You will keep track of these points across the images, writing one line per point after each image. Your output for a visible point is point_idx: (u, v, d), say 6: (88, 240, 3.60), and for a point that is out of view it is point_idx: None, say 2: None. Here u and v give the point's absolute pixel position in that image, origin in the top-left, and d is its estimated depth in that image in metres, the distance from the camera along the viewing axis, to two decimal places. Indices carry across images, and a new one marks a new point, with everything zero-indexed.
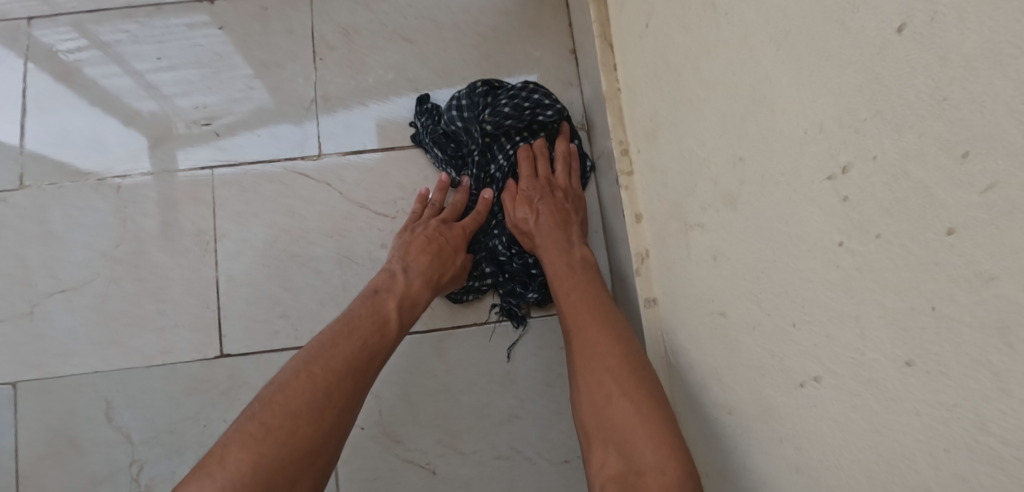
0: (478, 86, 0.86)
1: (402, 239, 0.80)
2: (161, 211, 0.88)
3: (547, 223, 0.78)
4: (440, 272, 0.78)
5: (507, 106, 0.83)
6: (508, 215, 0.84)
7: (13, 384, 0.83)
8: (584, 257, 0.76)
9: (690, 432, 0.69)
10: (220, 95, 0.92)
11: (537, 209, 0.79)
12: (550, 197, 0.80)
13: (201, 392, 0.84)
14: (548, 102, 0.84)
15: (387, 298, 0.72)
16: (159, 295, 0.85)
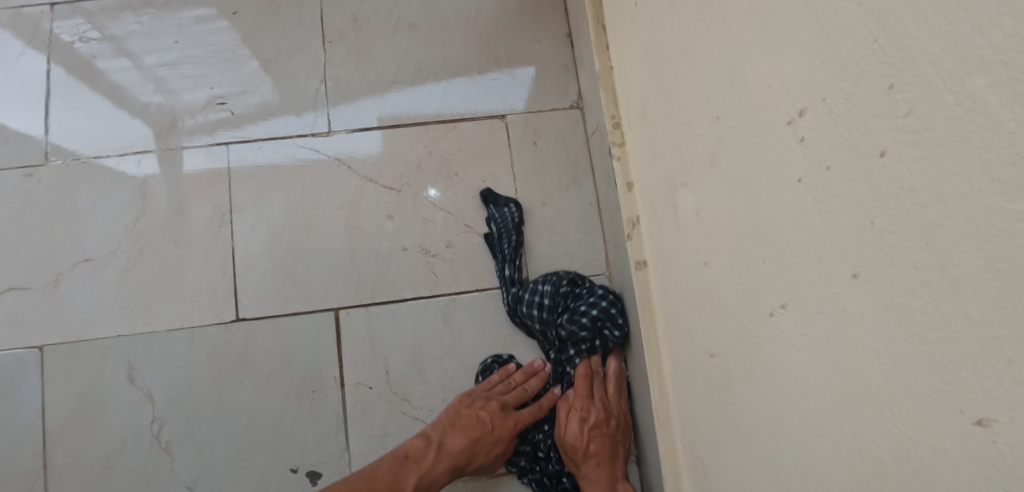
0: (563, 283, 0.87)
1: (453, 408, 0.83)
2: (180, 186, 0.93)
3: (598, 451, 0.79)
4: (469, 457, 0.80)
5: (586, 314, 0.83)
6: (560, 429, 0.83)
7: (40, 348, 0.88)
8: None
9: (680, 382, 0.75)
10: (236, 78, 0.98)
11: (587, 433, 0.80)
12: (604, 426, 0.81)
13: (219, 356, 0.89)
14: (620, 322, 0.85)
15: (411, 469, 0.76)
16: (179, 264, 0.90)
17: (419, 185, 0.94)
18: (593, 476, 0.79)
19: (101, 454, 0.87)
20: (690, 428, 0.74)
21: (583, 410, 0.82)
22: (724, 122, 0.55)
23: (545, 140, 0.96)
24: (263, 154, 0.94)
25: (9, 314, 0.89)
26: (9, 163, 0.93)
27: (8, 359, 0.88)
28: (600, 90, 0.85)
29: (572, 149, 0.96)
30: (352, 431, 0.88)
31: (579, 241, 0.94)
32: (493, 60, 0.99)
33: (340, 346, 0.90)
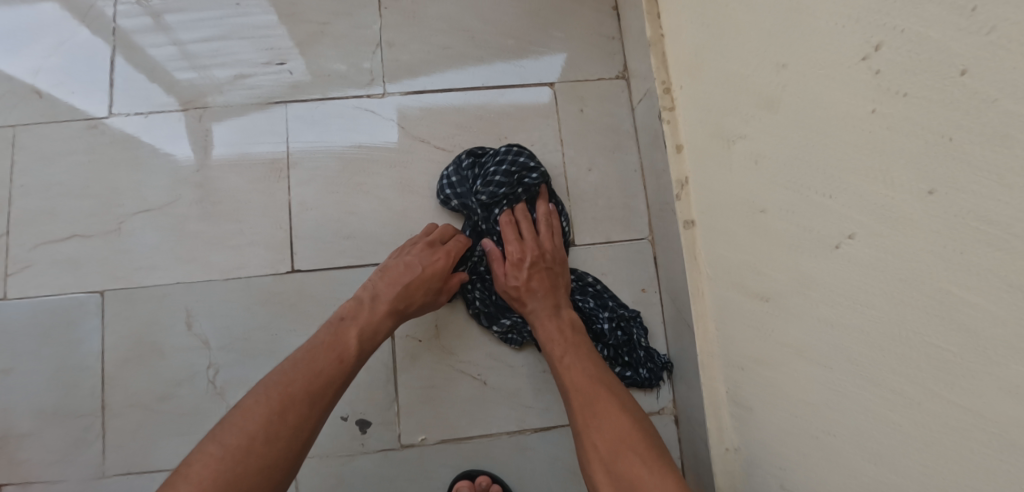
0: (464, 159, 0.91)
1: (380, 269, 0.83)
2: (219, 136, 0.96)
3: (540, 287, 0.85)
4: (407, 302, 0.81)
5: (496, 173, 0.87)
6: (502, 282, 0.87)
7: (102, 293, 0.92)
8: (571, 320, 0.83)
9: (726, 334, 0.78)
10: (294, 39, 0.99)
11: (527, 275, 0.85)
12: (542, 262, 0.86)
13: (273, 305, 0.91)
14: (533, 165, 0.89)
15: (350, 326, 0.75)
16: (236, 215, 0.93)
17: (469, 145, 0.96)
18: (540, 311, 0.84)
19: (158, 395, 0.90)
20: (735, 376, 0.77)
21: (515, 253, 0.86)
22: (791, 68, 0.59)
23: (591, 109, 0.99)
24: (320, 112, 0.96)
25: (72, 259, 0.92)
26: (74, 115, 0.96)
27: (71, 303, 0.92)
28: (651, 56, 0.88)
29: (617, 117, 0.99)
30: (400, 380, 0.91)
31: (622, 204, 0.97)
32: (543, 27, 1.01)
33: None
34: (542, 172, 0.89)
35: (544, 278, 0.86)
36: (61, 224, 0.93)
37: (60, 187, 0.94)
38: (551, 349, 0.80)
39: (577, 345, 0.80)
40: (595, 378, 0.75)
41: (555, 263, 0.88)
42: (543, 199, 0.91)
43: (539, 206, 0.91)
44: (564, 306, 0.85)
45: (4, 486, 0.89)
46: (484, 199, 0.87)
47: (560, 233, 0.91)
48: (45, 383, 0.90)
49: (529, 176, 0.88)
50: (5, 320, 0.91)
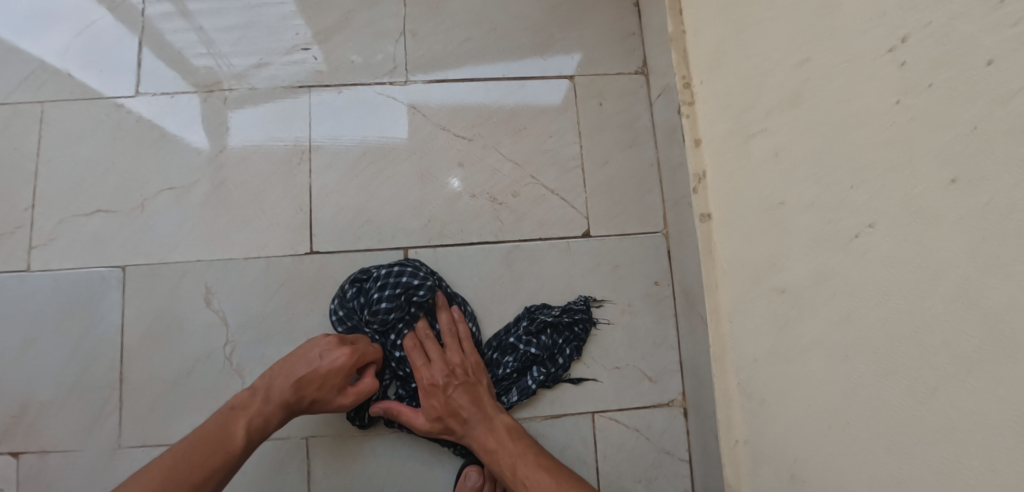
0: (346, 291, 0.88)
1: (269, 369, 0.81)
2: (240, 118, 0.97)
3: (464, 402, 0.83)
4: (299, 397, 0.78)
5: (382, 303, 0.84)
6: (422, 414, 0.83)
7: (123, 268, 0.93)
8: (507, 424, 0.82)
9: (740, 326, 0.79)
10: (319, 25, 1.01)
11: (445, 396, 0.82)
12: (453, 379, 0.84)
13: (291, 286, 0.93)
14: (417, 282, 0.86)
15: (239, 414, 0.75)
16: (258, 196, 0.95)
17: (489, 136, 0.98)
18: (474, 425, 0.82)
19: (175, 371, 0.92)
20: (748, 369, 0.78)
21: (434, 376, 0.84)
22: (814, 62, 0.60)
23: (609, 102, 1.00)
24: (343, 97, 0.98)
25: (95, 234, 0.94)
26: (101, 95, 0.98)
27: (93, 276, 0.93)
28: (672, 52, 0.89)
29: (635, 112, 1.00)
30: None
31: (638, 198, 0.98)
32: (564, 22, 1.02)
33: None
34: (423, 284, 0.86)
35: (466, 393, 0.83)
36: (86, 199, 0.95)
37: (85, 164, 0.96)
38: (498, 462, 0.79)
39: (523, 452, 0.79)
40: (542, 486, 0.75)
41: (470, 375, 0.86)
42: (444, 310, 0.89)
43: (442, 314, 0.88)
44: (496, 411, 0.84)
45: (23, 454, 0.91)
46: (376, 326, 0.85)
47: (468, 336, 0.89)
48: (66, 354, 0.92)
49: (416, 295, 0.86)
50: (29, 291, 0.93)
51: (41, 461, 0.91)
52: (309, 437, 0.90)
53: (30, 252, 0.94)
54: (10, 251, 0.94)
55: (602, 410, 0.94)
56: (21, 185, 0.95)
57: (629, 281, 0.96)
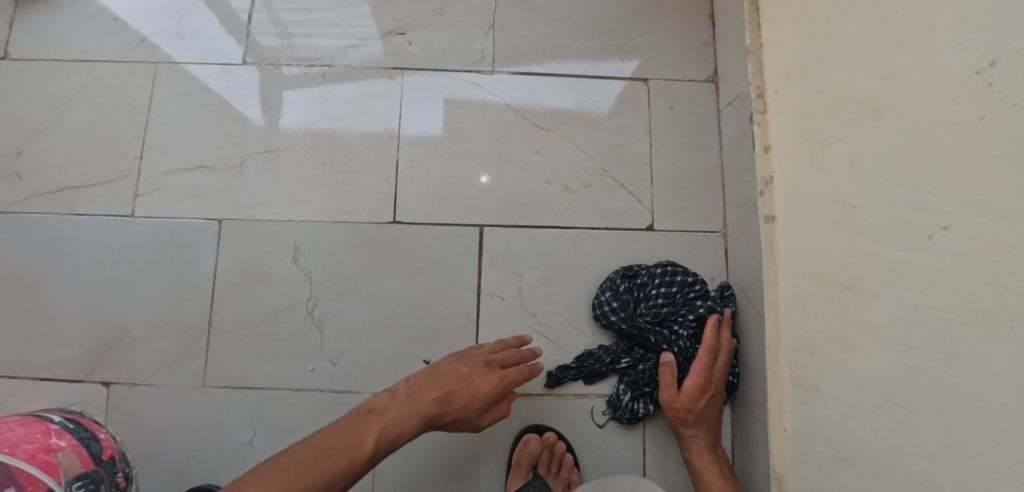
0: (618, 282, 0.96)
1: (422, 372, 0.78)
2: (290, 99, 1.04)
3: (707, 419, 0.87)
4: (442, 411, 0.74)
5: (659, 294, 0.92)
6: (677, 400, 0.87)
7: (219, 222, 1.00)
8: (726, 458, 0.87)
9: (799, 321, 0.85)
10: (415, 11, 1.08)
11: (705, 404, 0.87)
12: (716, 394, 0.88)
13: (373, 250, 0.99)
14: (691, 280, 0.94)
15: (374, 419, 0.70)
16: (348, 166, 1.02)
17: (567, 127, 1.04)
18: (703, 439, 0.87)
19: (259, 319, 0.98)
20: (803, 360, 0.84)
21: (709, 381, 0.87)
22: (901, 79, 0.66)
23: (680, 106, 1.06)
24: (434, 81, 1.05)
25: (196, 187, 1.02)
26: (211, 60, 1.06)
27: (190, 226, 1.01)
28: (748, 64, 0.96)
29: (704, 118, 1.06)
30: (483, 334, 0.98)
31: (701, 197, 1.04)
32: (643, 29, 1.09)
33: (481, 258, 1.00)
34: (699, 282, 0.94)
35: (710, 413, 0.88)
36: (190, 155, 1.03)
37: (191, 122, 1.04)
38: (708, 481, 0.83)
39: (737, 487, 0.83)
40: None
41: (720, 400, 0.90)
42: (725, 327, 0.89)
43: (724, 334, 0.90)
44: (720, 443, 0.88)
45: (114, 384, 0.98)
46: (648, 318, 0.92)
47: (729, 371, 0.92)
48: (160, 296, 0.99)
49: (690, 290, 0.93)
50: (132, 234, 1.01)
51: (129, 392, 0.98)
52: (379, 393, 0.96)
53: (136, 198, 1.02)
54: (117, 196, 1.02)
55: None
56: (131, 137, 1.03)
57: None
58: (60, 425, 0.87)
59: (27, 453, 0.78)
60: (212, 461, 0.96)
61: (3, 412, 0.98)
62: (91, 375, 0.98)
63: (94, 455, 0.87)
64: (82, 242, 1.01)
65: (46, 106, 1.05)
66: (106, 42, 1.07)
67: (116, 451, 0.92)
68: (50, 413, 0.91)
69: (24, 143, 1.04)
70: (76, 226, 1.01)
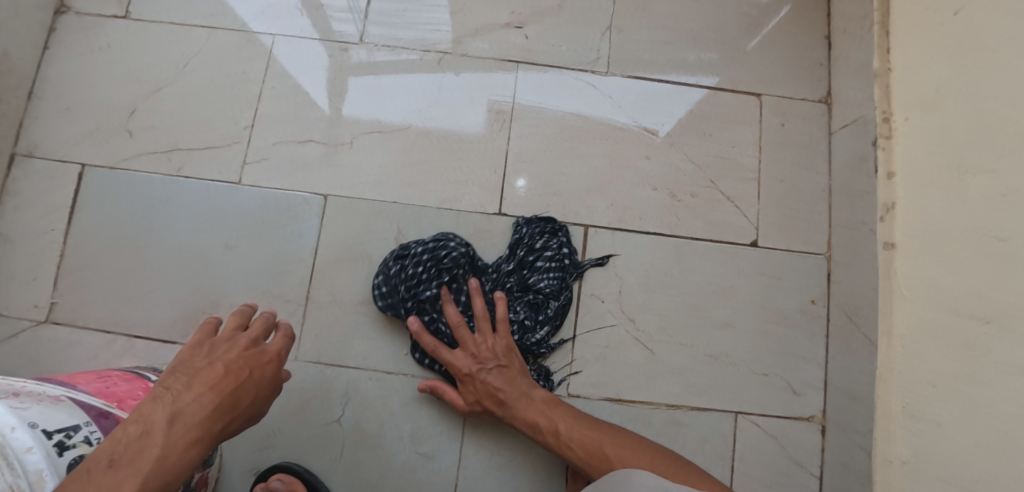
0: (392, 264, 0.92)
1: (162, 387, 0.62)
2: (355, 87, 1.05)
3: (501, 384, 0.85)
4: (224, 422, 0.62)
5: (413, 270, 0.90)
6: (466, 399, 0.87)
7: (325, 197, 1.00)
8: (540, 394, 0.85)
9: (919, 351, 0.82)
10: (534, 6, 1.08)
11: (483, 378, 0.85)
12: (482, 366, 0.86)
13: (476, 239, 0.99)
14: (450, 246, 0.91)
15: (130, 468, 0.53)
16: (458, 153, 1.01)
17: (676, 136, 1.04)
18: (510, 403, 0.84)
19: (356, 298, 0.98)
20: (919, 392, 0.82)
21: (466, 363, 0.86)
22: None
23: (791, 124, 1.06)
24: (548, 77, 1.05)
25: (304, 160, 1.02)
26: (328, 37, 1.07)
27: (295, 198, 1.00)
28: (874, 87, 0.95)
29: (814, 139, 1.05)
30: (581, 335, 0.98)
31: (806, 218, 1.03)
32: (759, 45, 1.09)
33: (583, 258, 0.99)
34: (434, 282, 0.89)
35: (500, 377, 0.85)
36: (301, 128, 1.03)
37: (304, 97, 1.04)
38: (553, 439, 0.81)
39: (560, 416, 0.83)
40: (593, 436, 0.80)
41: (501, 357, 0.87)
42: (461, 324, 0.87)
43: (475, 299, 0.89)
44: (529, 383, 0.86)
45: None
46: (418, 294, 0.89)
47: (489, 327, 0.89)
48: (259, 265, 0.99)
49: (443, 261, 0.89)
50: (237, 201, 1.01)
51: None
52: None
53: (244, 166, 1.02)
54: (226, 162, 1.02)
55: (745, 411, 0.98)
56: (244, 106, 1.04)
57: (788, 294, 1.01)
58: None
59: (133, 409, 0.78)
60: (297, 436, 0.95)
61: (96, 365, 0.98)
62: (185, 337, 0.98)
63: None
64: (186, 205, 1.01)
65: (164, 67, 1.06)
66: (227, 11, 1.08)
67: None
68: (145, 371, 0.91)
69: (140, 102, 1.05)
70: (182, 188, 1.02)
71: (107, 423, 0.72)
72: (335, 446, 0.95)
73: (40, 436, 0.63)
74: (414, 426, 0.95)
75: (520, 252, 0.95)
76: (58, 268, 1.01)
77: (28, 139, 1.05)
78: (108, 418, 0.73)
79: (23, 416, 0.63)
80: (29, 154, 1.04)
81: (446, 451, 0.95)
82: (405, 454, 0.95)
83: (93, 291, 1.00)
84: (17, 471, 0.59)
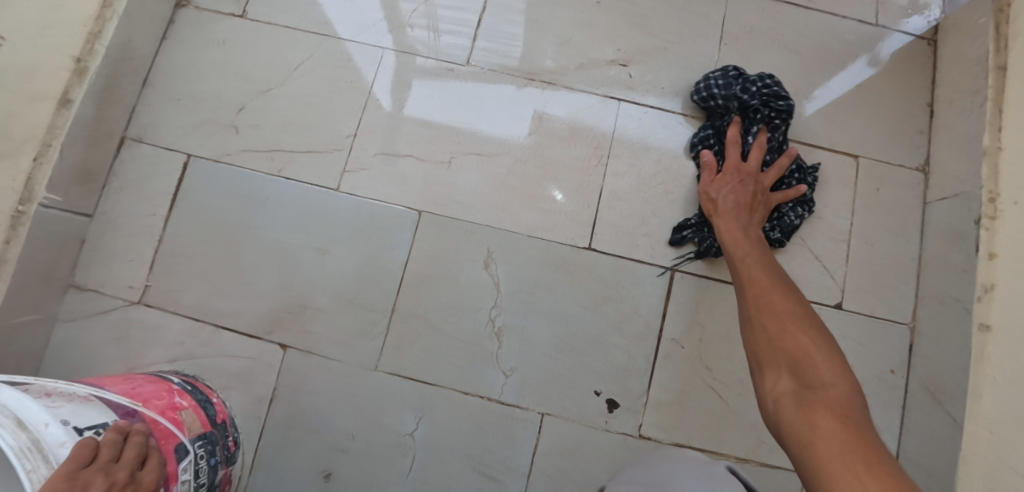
0: (732, 74, 1.03)
1: None
2: (417, 89, 1.08)
3: (735, 199, 0.93)
4: None
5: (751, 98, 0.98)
6: (706, 184, 0.97)
7: (419, 213, 1.02)
8: (757, 238, 0.88)
9: (1006, 441, 0.78)
10: (639, 46, 1.10)
11: (734, 187, 0.94)
12: (749, 183, 0.94)
13: (565, 271, 1.01)
14: (783, 96, 0.97)
15: None
16: (555, 184, 1.04)
17: None
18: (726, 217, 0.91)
19: (440, 315, 0.99)
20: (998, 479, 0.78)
21: (736, 169, 0.95)
22: None
23: (887, 189, 1.06)
24: (649, 117, 1.06)
25: (403, 174, 1.04)
26: (437, 55, 1.09)
27: (390, 211, 1.03)
28: (981, 165, 0.93)
29: (907, 206, 1.05)
30: (658, 377, 0.98)
31: (893, 286, 1.03)
32: (861, 105, 1.09)
33: (668, 302, 1.00)
34: (775, 113, 0.98)
35: (745, 197, 0.92)
36: (402, 141, 1.05)
37: (409, 111, 1.07)
38: (733, 251, 0.86)
39: (757, 253, 0.85)
40: (768, 275, 0.79)
41: (761, 196, 0.94)
42: (735, 144, 0.97)
43: (783, 157, 0.98)
44: (754, 226, 0.90)
45: (290, 348, 1.00)
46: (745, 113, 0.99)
47: (773, 171, 0.96)
48: (349, 271, 1.01)
49: (777, 103, 0.97)
50: (333, 208, 1.03)
51: (303, 360, 0.99)
52: (544, 414, 0.97)
53: (343, 173, 1.04)
54: (326, 168, 1.05)
55: None
56: (348, 115, 1.07)
57: (868, 361, 1.01)
58: (181, 386, 0.87)
59: (157, 408, 0.79)
60: (369, 445, 0.97)
61: (182, 351, 1.01)
62: (269, 335, 1.00)
63: (211, 417, 0.88)
64: (284, 205, 1.04)
65: (273, 69, 1.09)
66: (341, 19, 1.11)
67: (227, 417, 0.93)
68: (168, 374, 0.92)
69: (247, 100, 1.08)
70: (281, 188, 1.04)
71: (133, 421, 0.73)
72: (405, 458, 0.96)
73: (71, 433, 0.64)
74: (484, 448, 0.96)
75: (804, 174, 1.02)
76: (154, 253, 1.04)
77: (139, 124, 1.09)
78: (134, 417, 0.74)
79: (56, 413, 0.64)
80: (138, 139, 1.08)
81: (515, 476, 0.95)
82: (473, 474, 0.96)
83: (186, 278, 1.03)
84: (51, 463, 0.59)
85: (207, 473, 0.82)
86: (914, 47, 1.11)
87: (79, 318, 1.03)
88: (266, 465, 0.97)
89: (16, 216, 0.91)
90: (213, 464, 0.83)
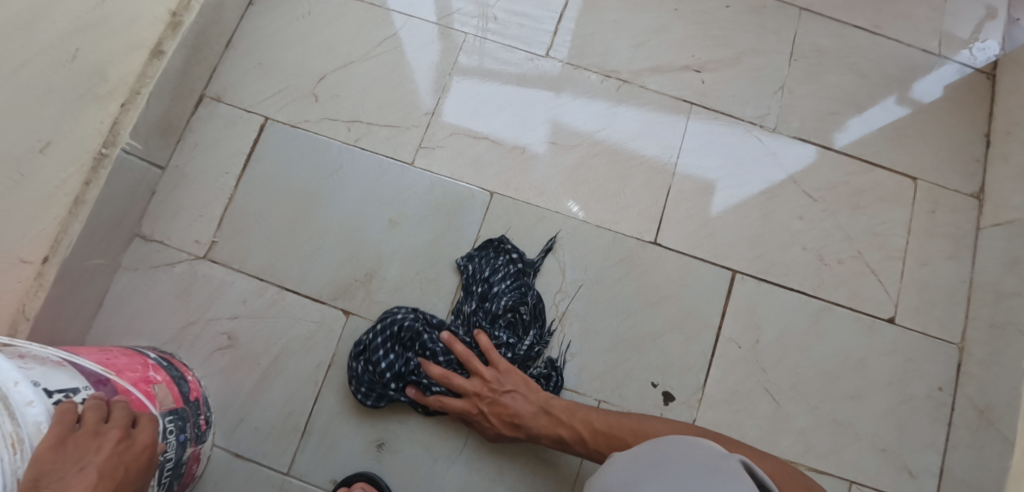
0: (354, 371, 0.94)
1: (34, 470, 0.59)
2: (457, 90, 1.10)
3: (513, 410, 0.87)
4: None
5: (383, 359, 0.91)
6: (485, 431, 0.89)
7: (492, 195, 1.04)
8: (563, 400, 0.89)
9: None
10: (713, 55, 1.14)
11: (491, 417, 0.87)
12: (493, 396, 0.87)
13: (629, 263, 1.03)
14: (400, 318, 0.94)
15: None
16: (624, 178, 1.07)
17: (831, 203, 1.09)
18: (535, 423, 0.86)
19: None
20: None
21: (469, 405, 0.88)
22: None
23: (941, 212, 1.09)
24: (718, 123, 1.11)
25: (477, 156, 1.06)
26: (517, 45, 1.12)
27: (464, 190, 1.05)
28: None
29: (961, 230, 1.08)
30: (715, 375, 1.00)
31: (945, 306, 1.06)
32: (921, 130, 1.13)
33: (728, 301, 1.03)
34: (408, 359, 0.92)
35: (506, 414, 0.87)
36: (478, 124, 1.08)
37: (485, 97, 1.10)
38: (580, 450, 0.85)
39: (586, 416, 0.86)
40: (607, 431, 0.83)
41: (504, 386, 0.88)
42: (450, 374, 0.89)
43: (456, 345, 0.91)
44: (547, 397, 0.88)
45: (354, 315, 1.00)
46: (389, 374, 0.91)
47: (492, 362, 0.90)
48: (418, 245, 1.03)
49: (408, 326, 0.93)
50: (406, 182, 1.05)
51: (366, 328, 1.00)
52: (602, 401, 0.98)
53: (418, 149, 1.07)
54: (402, 143, 1.07)
55: (860, 482, 0.99)
56: (428, 94, 1.09)
57: (917, 376, 1.03)
58: (156, 361, 0.91)
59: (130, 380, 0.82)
60: (425, 418, 0.97)
61: (245, 309, 1.02)
62: (334, 300, 1.01)
63: (184, 393, 0.91)
64: (358, 174, 1.06)
65: (356, 43, 1.12)
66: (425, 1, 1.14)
67: (201, 395, 0.96)
68: (145, 349, 0.95)
69: (329, 71, 1.11)
70: (356, 158, 1.06)
71: (103, 390, 0.76)
72: (459, 435, 0.97)
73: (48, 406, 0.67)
74: None
75: (477, 285, 0.98)
76: (224, 211, 1.05)
77: (219, 84, 1.11)
78: (106, 385, 0.77)
79: (28, 374, 0.67)
80: (216, 98, 1.10)
81: (567, 461, 0.96)
82: (526, 456, 0.96)
83: (254, 239, 1.04)
84: (17, 420, 0.61)
85: (175, 448, 0.85)
86: (973, 80, 1.15)
87: (144, 268, 1.04)
88: (321, 430, 0.97)
89: (98, 158, 0.91)
90: (182, 439, 0.86)
